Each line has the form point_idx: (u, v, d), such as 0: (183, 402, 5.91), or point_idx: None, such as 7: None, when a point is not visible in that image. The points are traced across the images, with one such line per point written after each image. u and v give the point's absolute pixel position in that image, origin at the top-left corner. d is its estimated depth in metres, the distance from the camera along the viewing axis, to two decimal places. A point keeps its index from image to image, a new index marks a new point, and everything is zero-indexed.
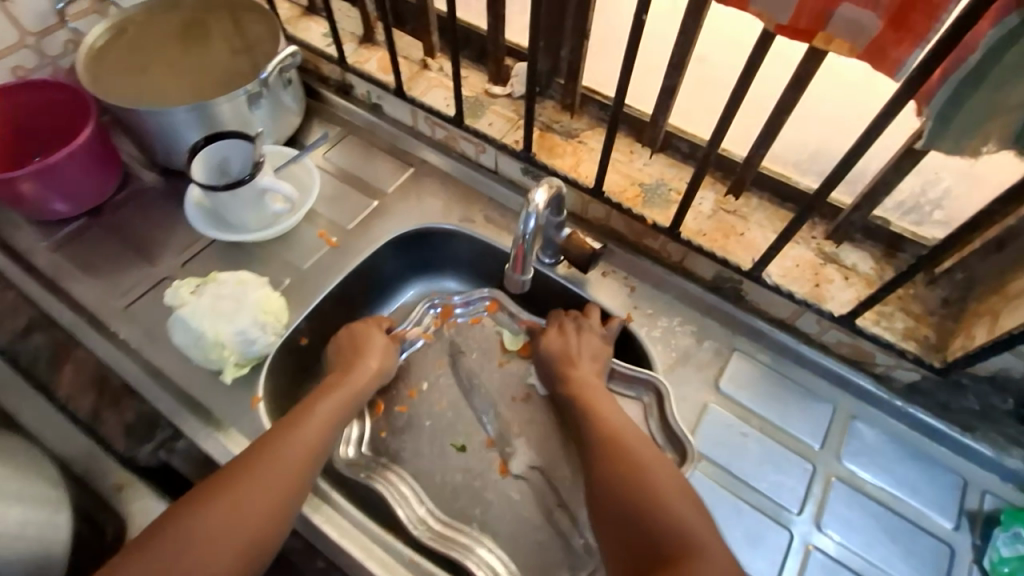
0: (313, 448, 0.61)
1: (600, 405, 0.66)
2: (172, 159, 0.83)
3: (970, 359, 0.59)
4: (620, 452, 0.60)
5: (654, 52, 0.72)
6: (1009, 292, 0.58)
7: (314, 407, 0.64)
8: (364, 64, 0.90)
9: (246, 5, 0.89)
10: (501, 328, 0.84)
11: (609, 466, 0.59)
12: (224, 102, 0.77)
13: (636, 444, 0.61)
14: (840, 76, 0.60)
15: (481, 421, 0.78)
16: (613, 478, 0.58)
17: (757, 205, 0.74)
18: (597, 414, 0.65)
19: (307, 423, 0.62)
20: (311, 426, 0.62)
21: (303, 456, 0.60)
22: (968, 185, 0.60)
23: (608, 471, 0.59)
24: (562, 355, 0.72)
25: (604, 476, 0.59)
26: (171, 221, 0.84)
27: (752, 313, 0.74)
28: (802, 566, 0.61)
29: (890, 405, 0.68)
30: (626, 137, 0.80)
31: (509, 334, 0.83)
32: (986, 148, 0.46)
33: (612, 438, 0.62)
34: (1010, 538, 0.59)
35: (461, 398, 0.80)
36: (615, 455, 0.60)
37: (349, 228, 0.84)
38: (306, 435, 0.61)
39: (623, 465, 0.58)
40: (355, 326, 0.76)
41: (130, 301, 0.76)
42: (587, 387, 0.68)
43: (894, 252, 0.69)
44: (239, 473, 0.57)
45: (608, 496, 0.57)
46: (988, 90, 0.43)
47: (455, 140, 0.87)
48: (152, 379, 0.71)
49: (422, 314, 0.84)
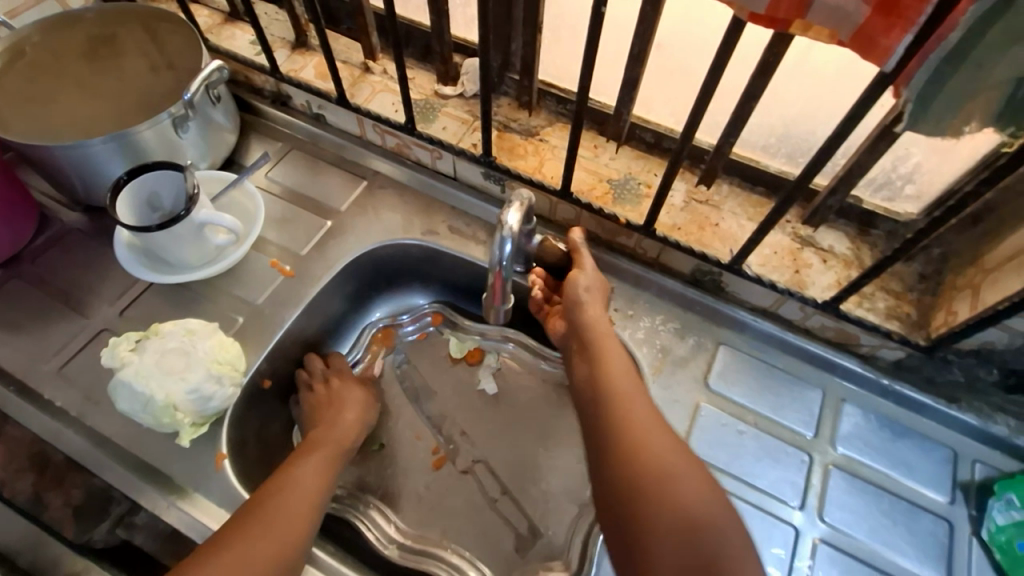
0: (314, 499, 0.58)
1: (613, 365, 0.59)
2: (93, 196, 0.75)
3: (957, 335, 0.59)
4: (639, 428, 0.53)
5: (611, 40, 0.68)
6: (987, 264, 0.57)
7: (304, 462, 0.61)
8: (300, 72, 0.83)
9: (157, 14, 0.79)
10: (447, 337, 0.82)
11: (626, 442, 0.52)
12: (146, 129, 0.69)
13: (643, 416, 0.54)
14: (805, 57, 0.58)
15: (467, 444, 0.74)
16: (631, 458, 0.51)
17: (728, 192, 0.72)
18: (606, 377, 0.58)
19: (303, 476, 0.60)
20: (307, 479, 0.60)
21: (306, 508, 0.57)
22: (939, 158, 0.59)
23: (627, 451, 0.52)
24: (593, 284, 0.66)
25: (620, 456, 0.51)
26: (99, 267, 0.75)
27: (733, 303, 0.72)
28: (812, 562, 0.60)
29: (877, 385, 0.68)
30: (589, 130, 0.77)
31: (453, 342, 0.81)
32: (969, 128, 0.43)
33: (621, 406, 0.55)
34: (1004, 505, 0.60)
35: (419, 420, 0.76)
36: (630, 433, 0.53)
37: (303, 253, 0.78)
38: (302, 488, 0.58)
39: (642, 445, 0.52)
40: (323, 380, 0.73)
41: (64, 361, 0.69)
42: (602, 342, 0.62)
43: (868, 229, 0.68)
44: (239, 531, 0.53)
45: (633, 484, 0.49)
46: (971, 67, 0.40)
47: (408, 148, 0.81)
48: (101, 447, 0.64)
49: (365, 336, 0.82)
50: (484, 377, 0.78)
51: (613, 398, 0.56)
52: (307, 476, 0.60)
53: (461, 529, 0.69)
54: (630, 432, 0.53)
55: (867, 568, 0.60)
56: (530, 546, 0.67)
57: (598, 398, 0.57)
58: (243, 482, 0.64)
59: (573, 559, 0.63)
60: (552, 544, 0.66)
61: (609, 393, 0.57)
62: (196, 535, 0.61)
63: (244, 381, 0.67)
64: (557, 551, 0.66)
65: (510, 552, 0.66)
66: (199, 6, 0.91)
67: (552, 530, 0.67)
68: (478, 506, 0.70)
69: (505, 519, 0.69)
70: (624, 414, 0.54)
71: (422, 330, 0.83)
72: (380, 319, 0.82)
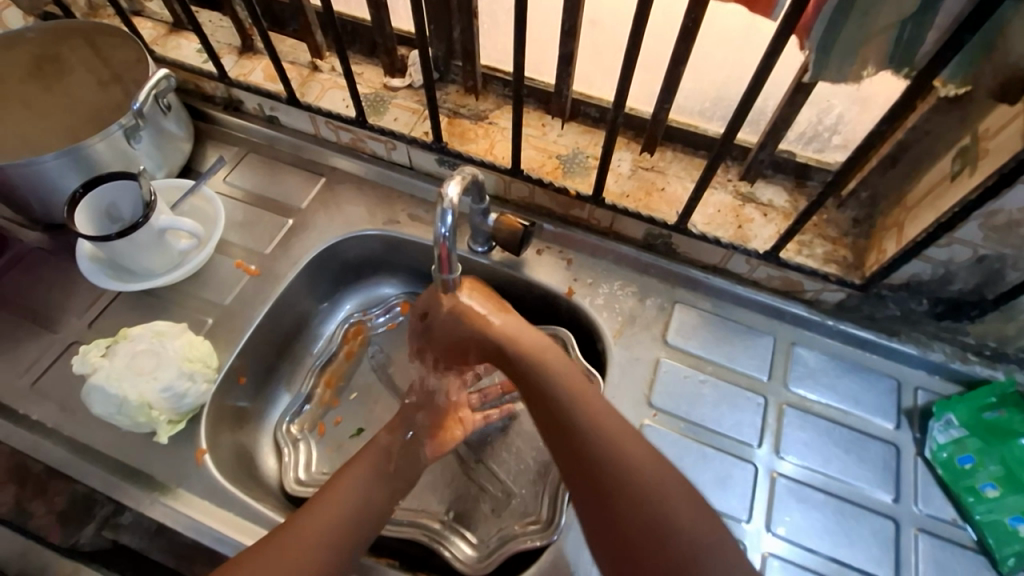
0: (349, 517, 0.56)
1: (545, 352, 0.58)
2: (51, 213, 0.75)
3: (886, 271, 0.63)
4: (610, 433, 0.53)
5: (547, 20, 0.71)
6: (910, 202, 0.61)
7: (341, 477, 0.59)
8: (249, 76, 0.85)
9: (100, 28, 0.78)
10: None
11: (592, 452, 0.52)
12: (98, 141, 0.69)
13: (612, 416, 0.54)
14: (725, 20, 0.62)
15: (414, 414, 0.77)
16: (606, 462, 0.51)
17: (672, 157, 0.75)
18: (561, 377, 0.56)
19: (336, 492, 0.57)
20: (358, 494, 0.58)
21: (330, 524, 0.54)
22: (859, 107, 0.63)
23: (600, 464, 0.51)
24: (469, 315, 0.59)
25: (596, 461, 0.51)
26: (63, 282, 0.76)
27: (684, 263, 0.75)
28: (771, 493, 0.64)
29: (823, 326, 0.72)
30: (535, 110, 0.79)
31: None
32: (866, 73, 0.48)
33: (579, 396, 0.55)
34: (944, 425, 0.65)
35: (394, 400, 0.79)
36: (599, 428, 0.53)
37: (267, 252, 0.79)
38: (342, 501, 0.57)
39: (619, 448, 0.52)
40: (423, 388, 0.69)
41: (36, 376, 0.70)
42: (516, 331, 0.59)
43: (803, 182, 0.72)
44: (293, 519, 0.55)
45: (610, 499, 0.50)
46: (857, 16, 0.44)
47: (362, 141, 0.83)
48: (83, 455, 0.66)
49: (337, 331, 0.83)
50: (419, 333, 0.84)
51: (573, 397, 0.55)
52: (354, 500, 0.57)
53: (437, 497, 0.72)
54: (597, 438, 0.52)
55: (822, 495, 0.64)
56: (505, 507, 0.70)
57: (550, 412, 0.55)
58: (225, 475, 0.66)
59: (547, 513, 0.66)
60: (528, 503, 0.69)
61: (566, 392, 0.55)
62: (181, 529, 0.63)
63: (218, 377, 0.69)
64: (531, 508, 0.69)
65: (486, 515, 0.70)
66: (142, 18, 0.91)
67: (523, 489, 0.70)
68: (459, 477, 0.72)
69: (479, 485, 0.72)
70: (591, 418, 0.54)
71: (392, 321, 0.85)
72: (354, 314, 0.84)
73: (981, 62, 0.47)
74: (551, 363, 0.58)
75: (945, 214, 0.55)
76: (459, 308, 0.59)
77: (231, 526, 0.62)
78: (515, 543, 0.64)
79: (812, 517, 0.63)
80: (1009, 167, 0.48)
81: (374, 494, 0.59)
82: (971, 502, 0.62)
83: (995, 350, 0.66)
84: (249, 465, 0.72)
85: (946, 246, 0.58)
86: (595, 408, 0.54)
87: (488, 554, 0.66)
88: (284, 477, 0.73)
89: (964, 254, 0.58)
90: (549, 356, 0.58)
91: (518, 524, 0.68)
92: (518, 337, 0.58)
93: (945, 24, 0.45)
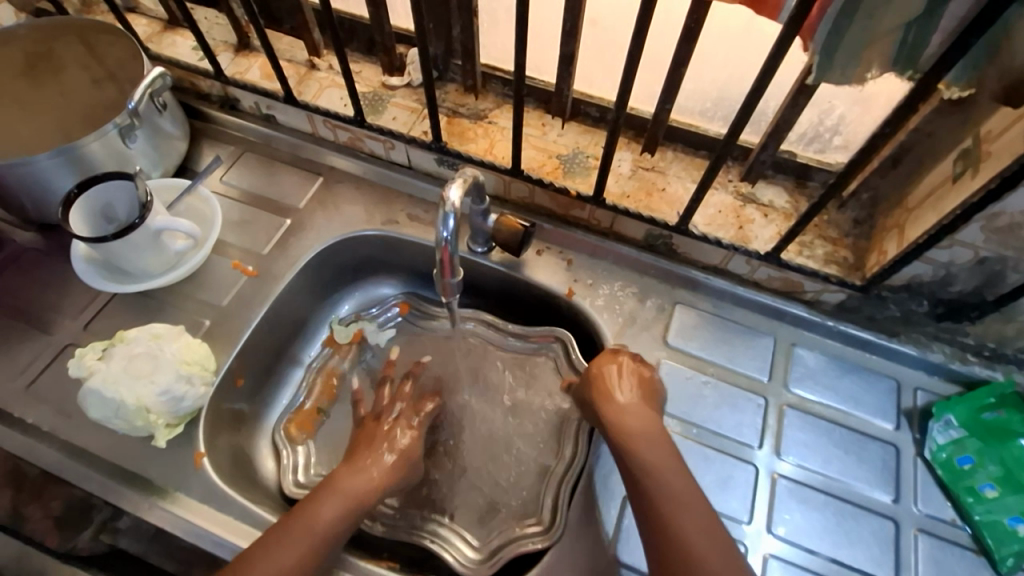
0: (315, 549, 0.55)
1: (647, 441, 0.59)
2: (45, 213, 0.74)
3: (886, 272, 0.63)
4: (682, 525, 0.53)
5: (549, 18, 0.70)
6: (911, 204, 0.61)
7: (316, 507, 0.58)
8: (245, 74, 0.84)
9: (94, 26, 0.76)
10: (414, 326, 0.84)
11: (660, 530, 0.54)
12: (93, 141, 0.68)
13: (684, 492, 0.56)
14: (728, 20, 0.61)
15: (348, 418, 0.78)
16: (670, 539, 0.53)
17: (673, 157, 0.75)
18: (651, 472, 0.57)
19: (310, 520, 0.57)
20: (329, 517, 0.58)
21: (295, 562, 0.54)
22: (860, 108, 0.63)
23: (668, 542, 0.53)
24: (603, 381, 0.64)
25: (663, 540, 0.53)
26: (58, 282, 0.75)
27: (684, 263, 0.75)
28: (772, 494, 0.64)
29: (824, 327, 0.72)
30: (536, 109, 0.79)
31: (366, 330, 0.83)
32: (870, 76, 0.48)
33: (656, 474, 0.57)
34: (943, 426, 0.65)
35: None
36: (667, 506, 0.55)
37: (265, 252, 0.78)
38: (313, 537, 0.56)
39: (680, 525, 0.53)
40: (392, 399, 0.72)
41: (31, 379, 0.69)
42: (631, 420, 0.61)
43: (804, 182, 0.71)
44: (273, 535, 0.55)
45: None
46: (862, 19, 0.44)
47: (361, 141, 0.82)
48: (82, 459, 0.65)
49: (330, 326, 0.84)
50: (382, 338, 0.83)
51: (649, 476, 0.57)
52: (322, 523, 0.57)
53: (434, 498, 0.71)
54: (665, 514, 0.54)
55: (822, 495, 0.64)
56: (499, 508, 0.70)
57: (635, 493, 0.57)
58: (223, 476, 0.66)
59: (546, 515, 0.67)
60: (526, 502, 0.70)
61: (649, 471, 0.57)
62: (180, 533, 0.63)
63: (216, 380, 0.69)
64: (530, 509, 0.69)
65: (481, 516, 0.70)
66: (136, 15, 0.90)
67: (517, 488, 0.71)
68: (454, 476, 0.72)
69: (476, 488, 0.71)
70: (664, 497, 0.55)
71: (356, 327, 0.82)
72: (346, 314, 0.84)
73: (983, 67, 0.47)
74: (646, 446, 0.59)
75: (947, 217, 0.54)
76: (603, 376, 0.64)
77: (230, 530, 0.62)
78: (519, 544, 0.65)
79: (813, 518, 0.63)
80: (1012, 170, 0.48)
81: (348, 522, 0.59)
82: (970, 502, 0.62)
83: (994, 350, 0.66)
84: (245, 465, 0.72)
85: (947, 248, 0.58)
86: (672, 484, 0.56)
87: (491, 554, 0.66)
88: (282, 479, 0.72)
89: (964, 256, 0.58)
90: (643, 445, 0.59)
91: (517, 524, 0.68)
92: (627, 424, 0.61)
93: (948, 27, 0.45)
